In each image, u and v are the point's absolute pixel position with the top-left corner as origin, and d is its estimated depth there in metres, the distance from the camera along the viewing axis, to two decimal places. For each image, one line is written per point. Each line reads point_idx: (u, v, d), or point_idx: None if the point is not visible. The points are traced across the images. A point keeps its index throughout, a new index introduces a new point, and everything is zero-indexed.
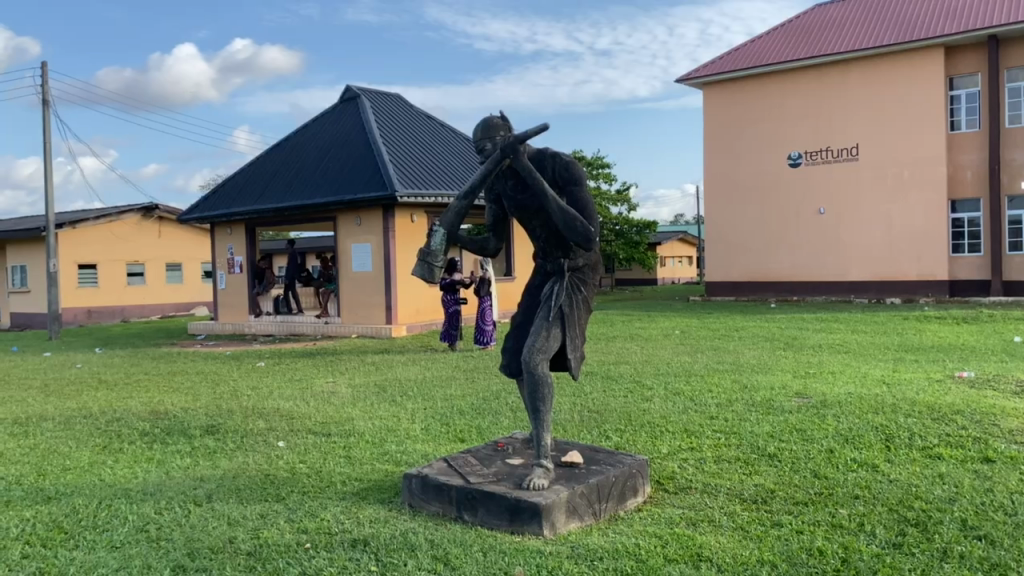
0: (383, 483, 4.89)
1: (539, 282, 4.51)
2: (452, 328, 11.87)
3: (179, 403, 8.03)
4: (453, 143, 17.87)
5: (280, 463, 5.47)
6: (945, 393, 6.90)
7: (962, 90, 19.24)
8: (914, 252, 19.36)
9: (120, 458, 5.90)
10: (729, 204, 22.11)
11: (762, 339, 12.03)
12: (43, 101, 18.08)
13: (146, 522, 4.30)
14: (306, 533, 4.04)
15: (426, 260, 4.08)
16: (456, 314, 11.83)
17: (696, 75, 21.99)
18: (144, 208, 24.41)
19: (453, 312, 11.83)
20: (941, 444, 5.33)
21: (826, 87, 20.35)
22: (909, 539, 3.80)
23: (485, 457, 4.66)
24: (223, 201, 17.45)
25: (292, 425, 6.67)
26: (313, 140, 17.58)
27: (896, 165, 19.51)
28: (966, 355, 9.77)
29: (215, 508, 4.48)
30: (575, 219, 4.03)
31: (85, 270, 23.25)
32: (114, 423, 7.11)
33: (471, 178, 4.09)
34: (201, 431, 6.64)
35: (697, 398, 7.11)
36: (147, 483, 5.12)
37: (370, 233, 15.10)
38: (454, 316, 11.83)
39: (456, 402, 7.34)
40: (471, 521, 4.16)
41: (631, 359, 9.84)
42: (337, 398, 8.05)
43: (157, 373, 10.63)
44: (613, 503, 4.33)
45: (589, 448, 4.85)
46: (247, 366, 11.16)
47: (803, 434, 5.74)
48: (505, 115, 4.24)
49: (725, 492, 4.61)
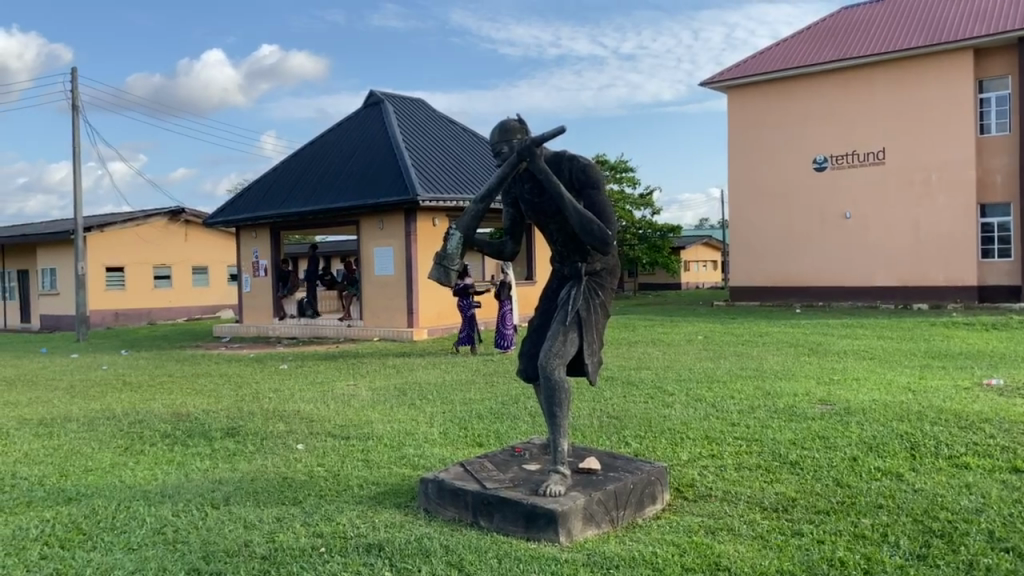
0: (400, 487, 4.88)
1: (556, 286, 4.48)
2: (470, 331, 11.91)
3: (201, 405, 8.08)
4: (475, 147, 17.89)
5: (299, 465, 5.48)
6: (972, 401, 6.76)
7: (992, 93, 18.96)
8: (941, 258, 19.10)
9: (142, 459, 5.95)
10: (753, 208, 21.96)
11: (786, 344, 11.89)
12: (73, 106, 18.35)
13: (163, 524, 4.31)
14: (322, 537, 4.04)
15: (442, 263, 4.07)
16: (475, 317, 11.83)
17: (719, 79, 21.87)
18: (170, 212, 24.67)
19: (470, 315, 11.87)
20: (967, 453, 5.22)
21: (852, 91, 20.15)
22: (934, 550, 3.72)
23: (502, 463, 4.63)
24: (249, 205, 17.59)
25: (312, 428, 6.68)
26: (337, 145, 17.68)
27: (924, 169, 19.24)
28: (995, 362, 9.59)
29: (232, 511, 4.49)
30: (591, 222, 3.99)
31: (113, 273, 23.54)
32: (137, 425, 7.17)
33: (487, 182, 4.07)
34: (221, 433, 6.67)
35: (718, 404, 7.04)
36: (166, 485, 5.14)
37: (391, 237, 15.14)
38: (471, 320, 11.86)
39: (474, 406, 7.32)
40: (487, 527, 4.13)
41: (653, 364, 9.77)
42: (357, 400, 8.06)
43: (181, 375, 10.72)
44: (632, 510, 4.28)
45: (607, 454, 4.80)
46: (270, 369, 11.24)
47: (825, 441, 5.66)
48: (522, 118, 4.21)
49: (745, 500, 4.54)
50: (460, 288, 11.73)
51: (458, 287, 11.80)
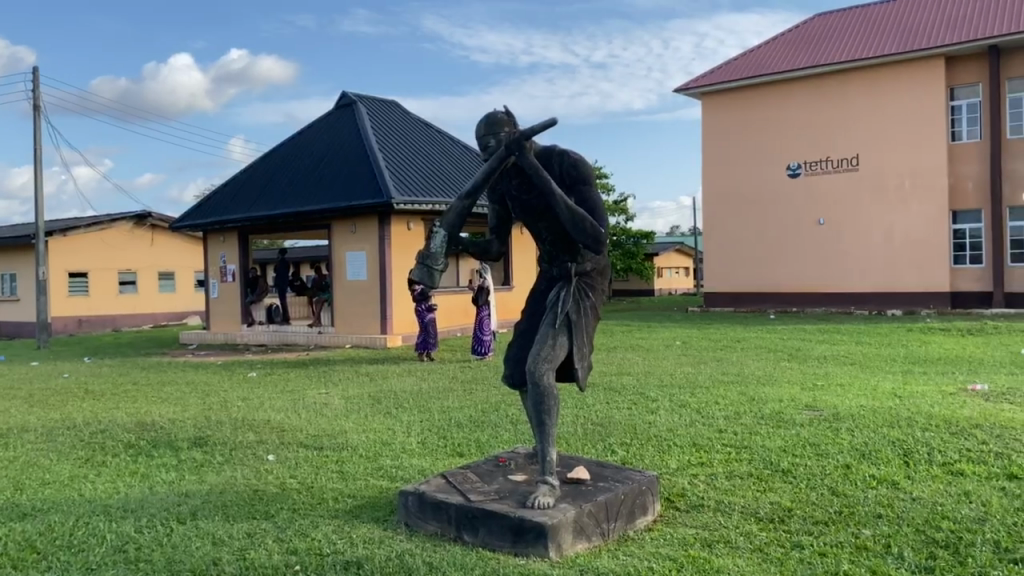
0: (378, 500, 4.63)
1: (544, 287, 4.28)
2: (429, 338, 11.68)
3: (167, 414, 7.75)
4: (451, 151, 17.67)
5: (270, 477, 5.23)
6: (961, 406, 6.67)
7: (963, 101, 19.13)
8: (914, 263, 19.21)
9: (104, 472, 5.64)
10: (727, 215, 21.94)
11: (765, 350, 11.77)
12: (35, 106, 17.86)
13: (125, 542, 4.03)
14: (295, 554, 3.78)
15: (425, 263, 3.86)
16: (432, 323, 11.64)
17: (693, 85, 21.85)
18: (137, 216, 24.21)
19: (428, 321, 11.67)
20: (961, 460, 5.09)
21: (826, 98, 20.25)
22: (942, 563, 3.55)
23: (486, 474, 4.41)
24: (217, 208, 17.18)
25: (283, 438, 6.40)
26: (308, 147, 17.35)
27: (897, 175, 19.36)
28: (974, 367, 9.54)
29: (199, 526, 4.23)
30: (583, 220, 3.81)
31: (77, 278, 22.96)
32: (98, 435, 6.84)
33: (473, 178, 3.87)
34: (188, 443, 6.38)
35: (703, 410, 6.87)
36: (128, 499, 4.84)
37: (364, 241, 14.86)
38: (430, 327, 11.64)
39: (453, 414, 7.09)
40: (472, 542, 3.91)
41: (633, 370, 9.57)
42: (330, 409, 7.80)
43: (147, 383, 10.37)
44: (623, 522, 4.08)
45: (594, 463, 4.60)
46: (240, 377, 10.93)
47: (816, 448, 5.50)
48: (510, 110, 4.01)
49: (739, 510, 4.36)
50: (418, 293, 11.50)
51: (418, 293, 11.59)
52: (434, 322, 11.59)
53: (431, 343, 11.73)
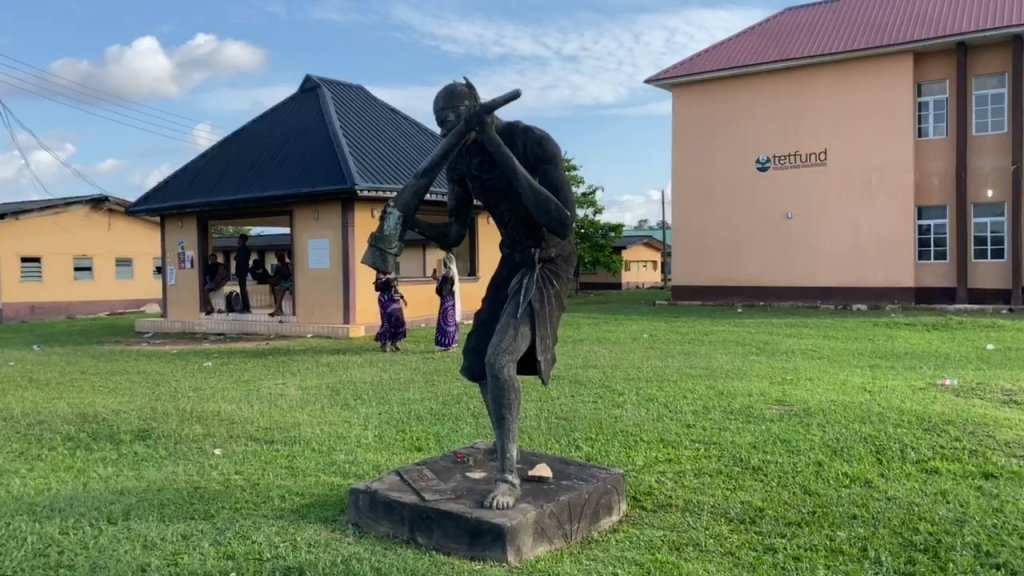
0: (328, 499, 4.34)
1: (506, 275, 4.03)
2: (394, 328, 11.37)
3: (111, 405, 7.35)
4: (417, 138, 17.33)
5: (214, 473, 4.90)
6: (933, 402, 6.54)
7: (930, 97, 19.18)
8: (880, 258, 19.28)
9: (36, 466, 5.28)
10: (696, 207, 21.82)
11: (734, 343, 11.65)
12: None
13: (47, 545, 3.70)
14: (232, 560, 3.49)
15: (378, 246, 3.58)
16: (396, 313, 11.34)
17: (663, 77, 21.69)
18: (93, 200, 23.52)
19: (392, 311, 11.36)
20: (935, 457, 4.94)
21: (795, 91, 20.21)
22: (920, 567, 3.37)
23: (443, 471, 4.15)
24: (175, 193, 16.68)
25: (231, 432, 6.07)
26: (270, 131, 16.89)
27: (864, 170, 19.39)
28: (942, 362, 9.50)
29: (130, 527, 3.91)
30: (548, 200, 3.54)
31: (29, 263, 22.23)
32: (36, 427, 6.44)
33: (430, 155, 3.61)
34: (131, 436, 6.03)
35: (671, 405, 6.66)
36: (57, 497, 4.49)
37: (327, 229, 14.48)
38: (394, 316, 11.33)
39: (413, 407, 6.82)
40: (426, 545, 3.64)
41: (600, 363, 9.37)
42: (286, 400, 7.49)
43: (95, 372, 9.93)
44: (586, 523, 3.85)
45: (558, 459, 4.36)
46: (193, 366, 10.51)
47: (787, 445, 5.32)
48: (470, 83, 3.74)
49: (708, 510, 4.15)
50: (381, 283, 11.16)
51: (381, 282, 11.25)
52: (398, 311, 11.28)
53: (398, 333, 11.41)
